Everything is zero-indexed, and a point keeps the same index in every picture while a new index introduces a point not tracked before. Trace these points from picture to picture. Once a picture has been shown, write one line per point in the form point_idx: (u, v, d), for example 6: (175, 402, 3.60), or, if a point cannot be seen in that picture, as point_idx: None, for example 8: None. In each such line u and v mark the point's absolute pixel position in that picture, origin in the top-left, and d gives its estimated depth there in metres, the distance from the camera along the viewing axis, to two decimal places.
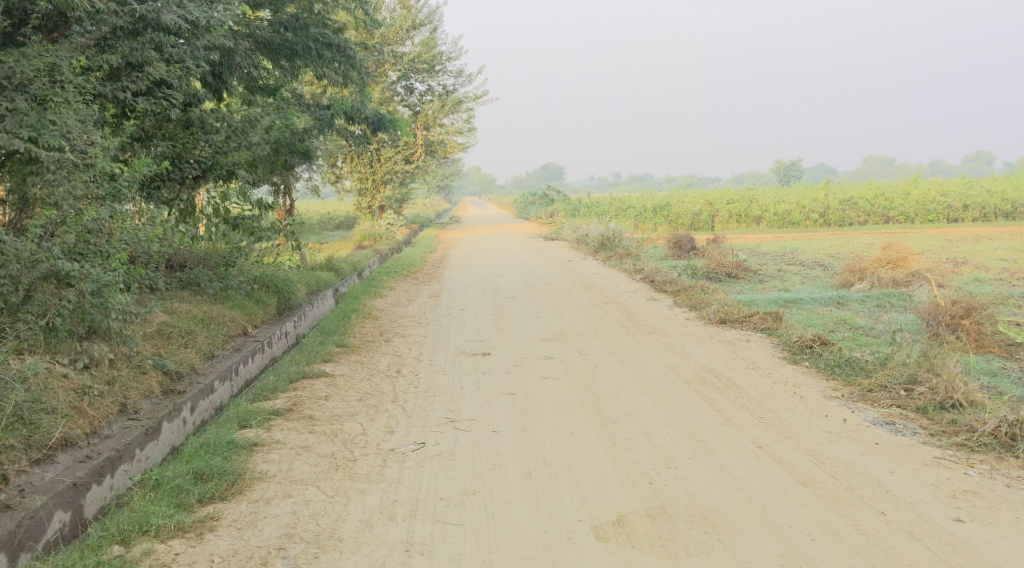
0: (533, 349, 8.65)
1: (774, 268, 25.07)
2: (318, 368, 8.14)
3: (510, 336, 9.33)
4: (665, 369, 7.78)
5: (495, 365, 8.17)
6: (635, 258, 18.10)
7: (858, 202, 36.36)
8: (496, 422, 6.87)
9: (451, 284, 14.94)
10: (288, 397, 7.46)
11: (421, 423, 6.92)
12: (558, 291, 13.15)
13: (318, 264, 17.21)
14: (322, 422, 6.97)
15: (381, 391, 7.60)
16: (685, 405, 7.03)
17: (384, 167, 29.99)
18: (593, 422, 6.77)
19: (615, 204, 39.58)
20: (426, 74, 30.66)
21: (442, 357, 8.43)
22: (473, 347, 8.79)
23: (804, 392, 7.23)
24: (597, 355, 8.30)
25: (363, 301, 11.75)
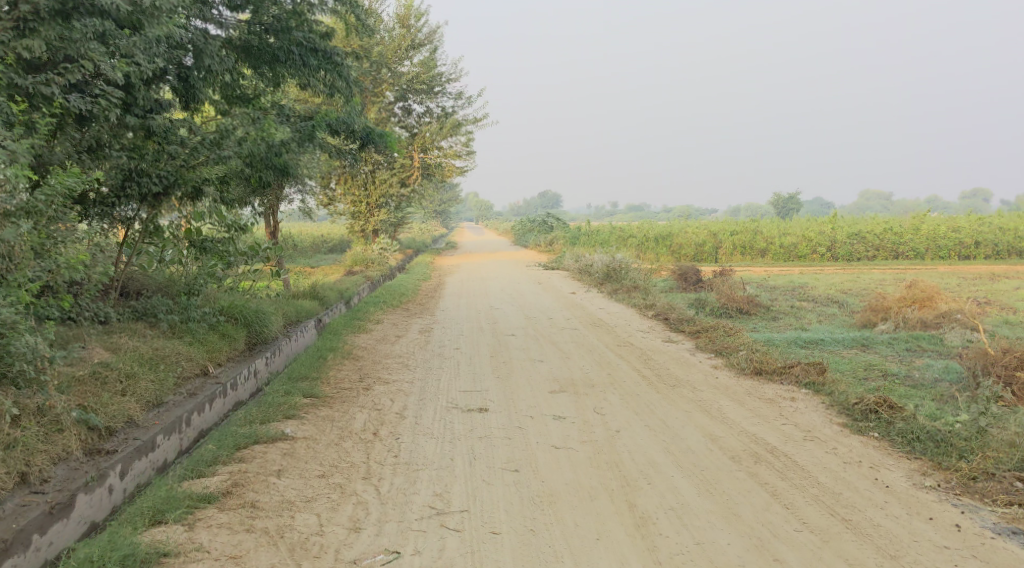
0: (540, 403, 7.29)
1: (785, 304, 23.78)
2: (277, 428, 6.78)
3: (511, 384, 7.95)
4: (706, 441, 6.42)
5: (495, 426, 6.79)
6: (644, 292, 16.80)
7: (868, 236, 35.17)
8: (499, 516, 5.52)
9: (445, 316, 13.60)
10: (231, 471, 6.08)
11: (398, 515, 5.55)
12: (563, 329, 11.80)
13: (300, 291, 15.85)
14: (267, 515, 5.59)
15: (350, 464, 6.21)
16: (739, 498, 5.70)
17: (378, 190, 28.74)
18: (624, 523, 5.44)
19: (616, 233, 38.36)
20: (424, 95, 29.50)
21: (430, 414, 7.06)
22: (467, 401, 7.41)
23: (892, 483, 5.89)
24: (616, 414, 6.94)
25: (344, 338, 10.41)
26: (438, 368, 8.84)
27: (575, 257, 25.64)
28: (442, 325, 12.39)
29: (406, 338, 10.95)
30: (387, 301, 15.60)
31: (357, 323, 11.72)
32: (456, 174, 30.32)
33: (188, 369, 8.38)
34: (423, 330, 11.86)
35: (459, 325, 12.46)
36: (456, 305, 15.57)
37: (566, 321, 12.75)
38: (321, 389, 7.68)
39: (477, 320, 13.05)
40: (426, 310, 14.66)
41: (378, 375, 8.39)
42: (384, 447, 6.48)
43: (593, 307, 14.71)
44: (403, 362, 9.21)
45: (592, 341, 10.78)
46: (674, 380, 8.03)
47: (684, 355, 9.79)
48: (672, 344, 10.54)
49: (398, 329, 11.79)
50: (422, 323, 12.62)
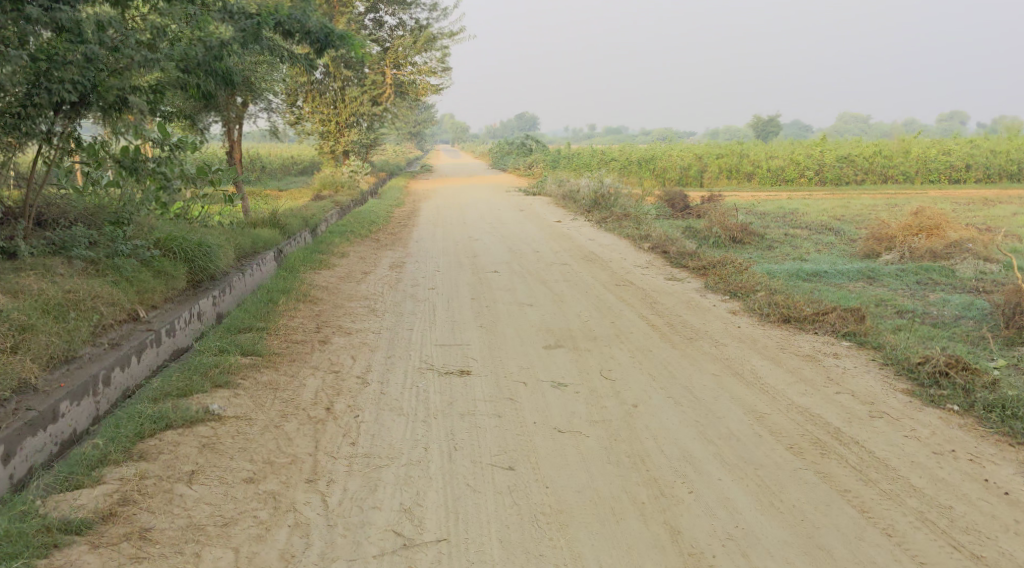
0: (533, 365, 6.16)
1: (778, 231, 22.56)
2: (199, 407, 5.51)
3: (498, 336, 6.77)
4: (754, 430, 5.36)
5: (480, 398, 5.69)
6: (634, 221, 15.48)
7: (858, 160, 33.82)
8: (495, 548, 4.40)
9: (419, 249, 12.28)
10: (126, 478, 4.83)
11: (349, 551, 4.38)
12: (551, 264, 10.54)
13: (259, 219, 14.36)
14: (163, 549, 4.38)
15: (289, 465, 5.00)
16: (817, 517, 4.62)
17: (348, 108, 26.86)
18: (659, 548, 4.39)
19: (598, 156, 36.74)
20: (396, 6, 27.46)
21: (399, 379, 5.93)
22: (445, 361, 6.25)
23: (993, 476, 4.95)
24: (630, 385, 5.84)
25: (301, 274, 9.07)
26: (412, 314, 7.60)
27: (558, 181, 24.14)
28: (416, 259, 11.08)
29: (375, 275, 9.65)
30: (355, 229, 14.17)
31: (320, 257, 10.35)
32: (431, 92, 28.44)
33: (110, 316, 6.95)
34: (394, 265, 10.55)
35: (434, 258, 11.16)
36: (431, 235, 14.21)
37: (555, 254, 11.46)
38: (262, 346, 6.40)
39: (456, 253, 11.77)
40: (398, 240, 13.29)
41: (337, 323, 7.12)
42: (332, 437, 5.27)
43: (582, 238, 13.39)
44: (367, 306, 7.93)
45: (587, 278, 9.55)
46: (691, 330, 6.87)
47: (691, 295, 8.57)
48: (676, 283, 9.31)
49: (366, 264, 10.46)
50: (392, 256, 11.30)
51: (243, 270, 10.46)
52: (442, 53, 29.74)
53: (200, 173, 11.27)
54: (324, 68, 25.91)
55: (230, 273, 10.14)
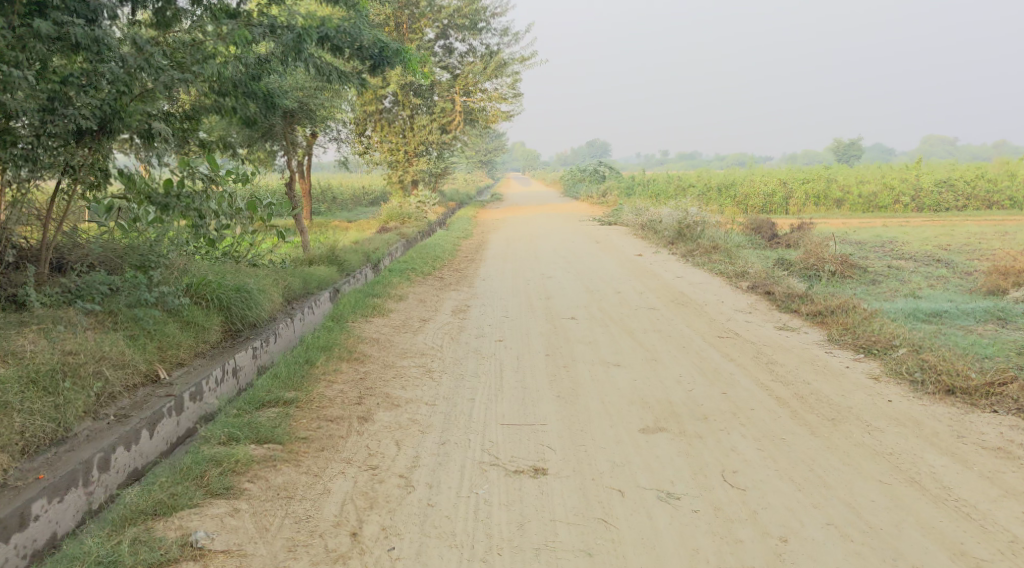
0: (628, 464, 4.97)
1: (880, 263, 20.58)
2: (178, 538, 4.41)
3: (581, 411, 5.57)
4: None
5: (561, 520, 4.53)
6: (725, 256, 13.96)
7: (958, 184, 31.32)
8: None
9: (485, 288, 11.10)
10: None
11: None
12: (636, 307, 9.23)
13: (316, 255, 13.37)
14: None
15: None
16: None
17: (417, 137, 25.95)
18: None
19: (676, 183, 35.05)
20: (466, 31, 26.60)
21: (454, 486, 4.80)
22: (519, 454, 5.09)
23: None
24: (763, 501, 4.63)
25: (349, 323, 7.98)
26: (476, 376, 6.42)
27: (636, 211, 22.65)
28: (483, 301, 9.91)
29: (434, 322, 8.51)
30: (418, 266, 13.06)
31: (373, 300, 9.26)
32: (502, 119, 27.35)
33: (118, 382, 5.89)
34: (458, 309, 9.40)
35: (503, 301, 9.97)
36: (500, 272, 13.01)
37: (640, 295, 10.13)
38: (280, 432, 5.27)
39: (529, 293, 10.58)
40: (463, 279, 12.13)
41: (383, 393, 5.98)
42: None
43: (669, 275, 11.99)
44: (421, 363, 6.76)
45: (679, 325, 8.21)
46: (821, 412, 5.51)
47: (811, 349, 7.14)
48: (787, 334, 7.87)
49: (427, 308, 9.32)
50: (457, 298, 10.14)
51: (296, 314, 9.49)
52: (513, 79, 28.68)
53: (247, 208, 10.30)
54: (394, 95, 25.75)
55: (280, 319, 9.19)
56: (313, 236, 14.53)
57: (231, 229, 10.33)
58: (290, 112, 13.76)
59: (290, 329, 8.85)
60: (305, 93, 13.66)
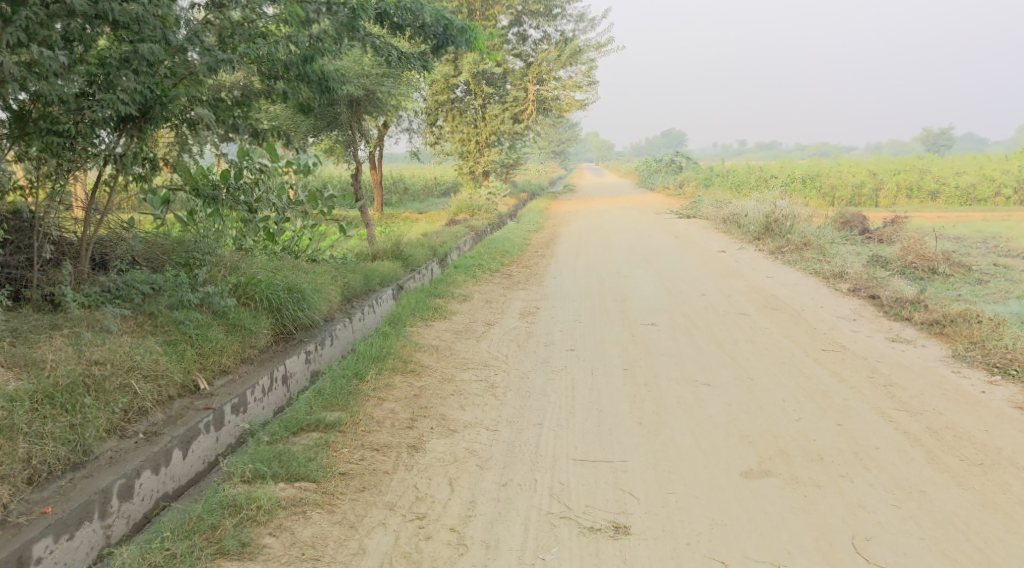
0: (731, 524, 4.27)
1: (983, 261, 19.00)
2: None
3: (671, 452, 4.87)
4: None
5: None
6: (816, 255, 12.88)
7: None
8: None
9: (557, 288, 10.39)
10: None
11: None
12: (724, 312, 8.39)
13: (380, 249, 12.85)
14: None
15: None
16: None
17: (488, 126, 25.28)
18: None
19: (757, 174, 33.57)
20: (541, 18, 25.77)
21: (519, 546, 4.20)
22: (601, 507, 4.43)
23: None
24: None
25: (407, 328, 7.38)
26: (545, 395, 5.74)
27: (717, 204, 21.53)
28: (554, 304, 9.19)
29: (500, 328, 7.84)
30: (486, 262, 12.42)
31: (435, 302, 8.65)
32: (576, 108, 26.47)
33: (150, 396, 5.33)
34: (526, 312, 8.71)
35: (576, 304, 9.23)
36: (572, 269, 12.27)
37: (727, 297, 9.26)
38: (315, 471, 4.72)
39: (605, 294, 9.82)
40: (533, 277, 11.43)
41: (439, 418, 5.36)
42: None
43: (757, 276, 11.04)
44: (483, 377, 6.11)
45: (773, 335, 7.35)
46: (959, 462, 4.67)
47: (932, 366, 6.20)
48: (900, 347, 6.92)
49: (493, 311, 8.66)
50: (526, 300, 9.44)
51: (357, 316, 8.98)
52: (589, 66, 27.73)
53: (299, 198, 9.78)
54: (466, 84, 25.17)
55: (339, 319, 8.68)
56: (378, 230, 14.04)
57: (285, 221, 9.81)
58: (354, 99, 13.23)
59: (348, 330, 8.34)
60: (370, 81, 13.11)
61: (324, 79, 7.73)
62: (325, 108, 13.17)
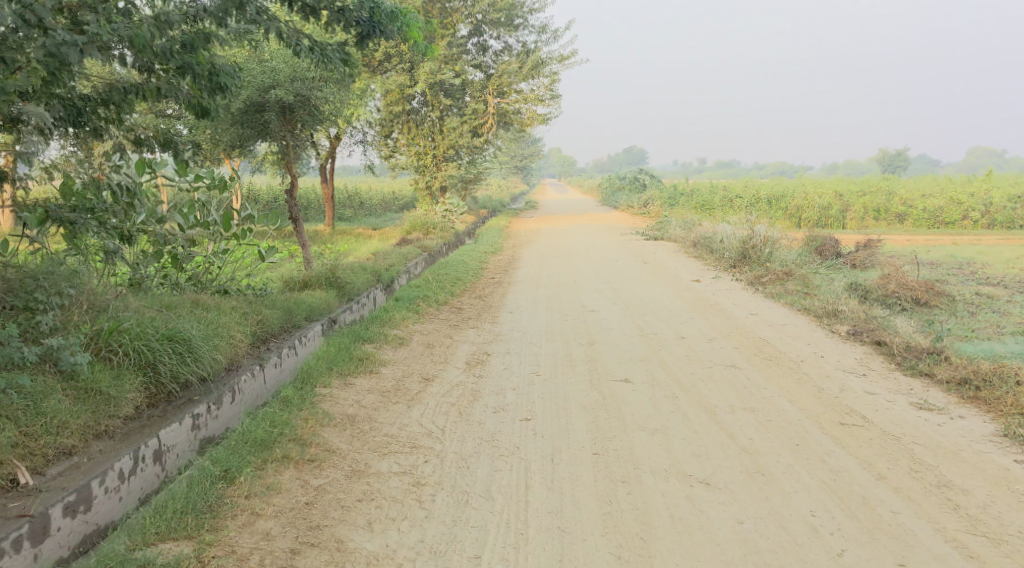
0: None
1: (966, 290, 17.86)
2: None
3: None
4: None
5: None
6: (801, 289, 11.61)
7: None
8: None
9: (511, 326, 8.98)
10: None
11: None
12: (709, 361, 7.06)
13: (312, 275, 11.29)
14: None
15: None
16: None
17: (446, 140, 23.75)
18: None
19: (722, 194, 32.43)
20: (502, 27, 24.44)
21: None
22: None
23: None
24: None
25: (320, 392, 5.99)
26: (488, 501, 4.51)
27: (686, 226, 20.24)
28: (509, 348, 7.84)
29: (438, 385, 6.45)
30: (433, 291, 10.95)
31: (362, 348, 7.23)
32: (538, 123, 25.12)
33: None
34: (473, 361, 7.34)
35: (534, 347, 7.89)
36: (530, 300, 10.89)
37: (709, 340, 7.99)
38: None
39: (567, 333, 8.52)
40: (485, 311, 9.99)
41: (331, 549, 4.18)
42: None
43: (740, 313, 9.74)
44: (404, 470, 4.81)
45: (771, 393, 6.10)
46: None
47: (979, 447, 4.95)
48: (930, 415, 5.64)
49: (434, 359, 7.25)
50: (475, 343, 8.01)
51: (276, 362, 7.59)
52: (551, 80, 26.42)
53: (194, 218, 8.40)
54: (423, 95, 23.71)
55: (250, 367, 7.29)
56: (314, 254, 12.51)
57: (165, 239, 8.30)
58: (286, 105, 11.72)
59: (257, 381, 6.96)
60: (303, 84, 11.61)
61: (215, 72, 6.00)
62: (251, 115, 11.64)
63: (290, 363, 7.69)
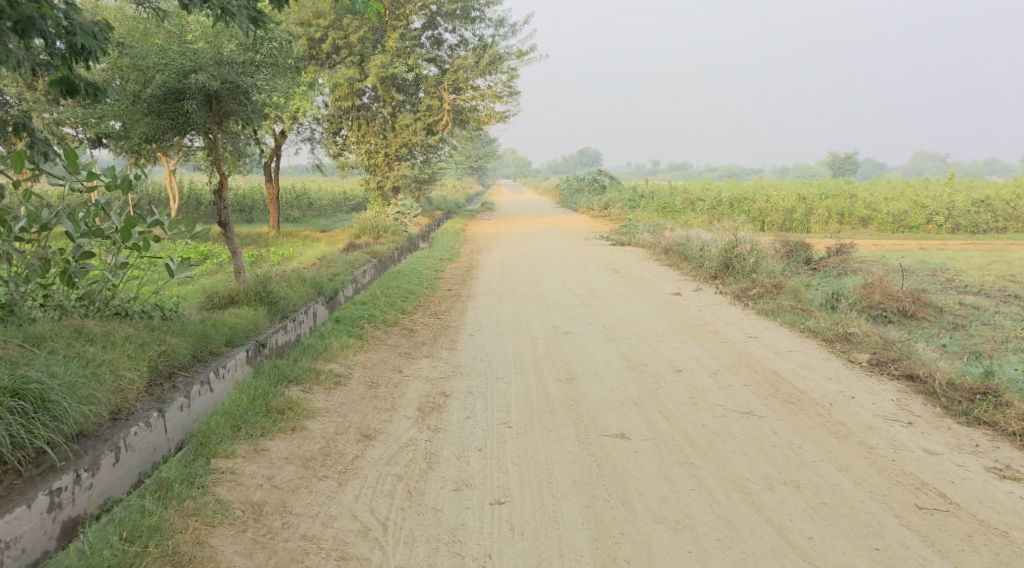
0: None
1: (948, 301, 16.83)
2: None
3: None
4: None
5: None
6: (794, 305, 10.35)
7: (996, 203, 26.45)
8: None
9: (473, 351, 7.69)
10: None
11: None
12: (715, 401, 5.87)
13: (241, 288, 9.74)
14: None
15: None
16: None
17: (398, 138, 22.26)
18: None
19: (684, 197, 31.15)
20: (458, 20, 22.98)
21: None
22: None
23: None
24: None
25: (222, 471, 4.86)
26: None
27: (654, 231, 18.98)
28: (472, 385, 6.51)
29: (379, 447, 5.22)
30: (381, 307, 9.47)
31: (288, 392, 5.84)
32: (496, 121, 23.65)
33: None
34: (427, 405, 6.00)
35: (504, 383, 6.59)
36: (492, 318, 9.49)
37: (711, 372, 6.73)
38: None
39: (541, 362, 7.23)
40: (442, 333, 8.54)
41: None
42: None
43: (736, 335, 8.50)
44: None
45: (806, 452, 4.95)
46: None
47: None
48: (1021, 485, 4.69)
49: (381, 403, 5.89)
50: (429, 381, 6.62)
51: (182, 405, 6.10)
52: (509, 76, 25.08)
53: (78, 229, 7.05)
54: (373, 90, 22.17)
55: (147, 413, 5.79)
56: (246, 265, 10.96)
57: (29, 258, 6.89)
58: (211, 93, 10.19)
59: (155, 434, 5.61)
60: (231, 69, 10.13)
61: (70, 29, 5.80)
62: (170, 103, 10.06)
63: (200, 404, 6.21)
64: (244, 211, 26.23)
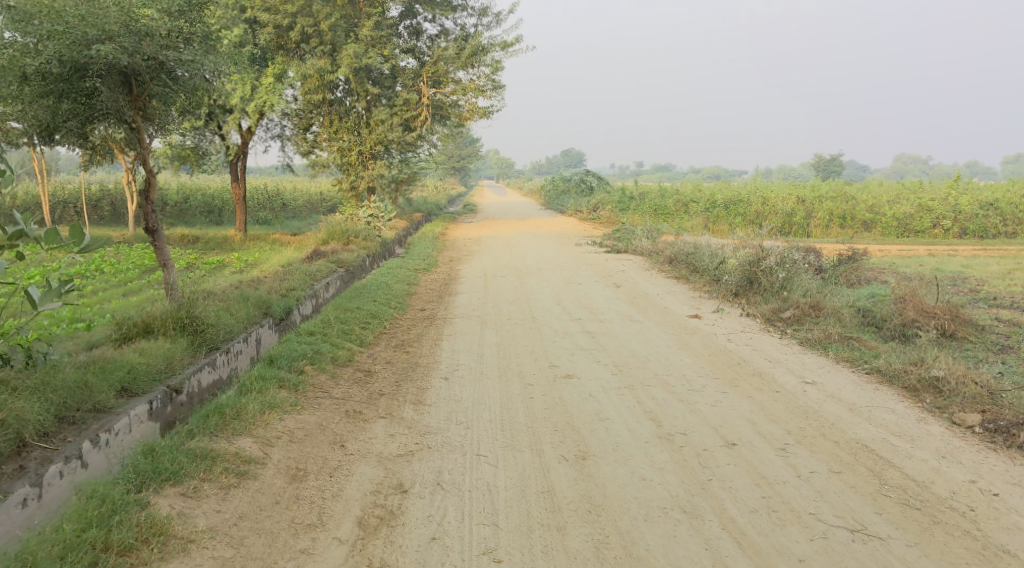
0: None
1: (984, 316, 14.86)
2: None
3: None
4: None
5: None
6: (843, 332, 8.43)
7: (1006, 205, 23.38)
8: None
9: (445, 404, 5.87)
10: None
11: None
12: (785, 516, 4.41)
13: (158, 315, 7.42)
14: None
15: None
16: None
17: (373, 135, 20.26)
18: None
19: (675, 198, 29.07)
20: (437, 8, 20.88)
21: None
22: None
23: None
24: None
25: None
26: None
27: (653, 236, 17.09)
28: (442, 470, 4.89)
29: None
30: (332, 339, 7.51)
31: (150, 509, 4.53)
32: (480, 117, 21.64)
33: None
34: (372, 515, 4.60)
35: (489, 465, 4.91)
36: (473, 350, 7.57)
37: (778, 445, 5.01)
38: None
39: (537, 425, 5.37)
40: (408, 376, 6.69)
41: None
42: None
43: (787, 379, 6.62)
44: None
45: None
46: None
47: None
48: None
49: (304, 517, 4.57)
50: (377, 465, 4.96)
51: (25, 498, 4.42)
52: (493, 69, 23.13)
53: None
54: (346, 82, 20.17)
55: None
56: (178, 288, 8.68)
57: None
58: (127, 71, 8.18)
59: None
60: (151, 42, 8.14)
61: None
62: (74, 82, 8.06)
63: (57, 495, 4.52)
64: (210, 212, 24.13)
